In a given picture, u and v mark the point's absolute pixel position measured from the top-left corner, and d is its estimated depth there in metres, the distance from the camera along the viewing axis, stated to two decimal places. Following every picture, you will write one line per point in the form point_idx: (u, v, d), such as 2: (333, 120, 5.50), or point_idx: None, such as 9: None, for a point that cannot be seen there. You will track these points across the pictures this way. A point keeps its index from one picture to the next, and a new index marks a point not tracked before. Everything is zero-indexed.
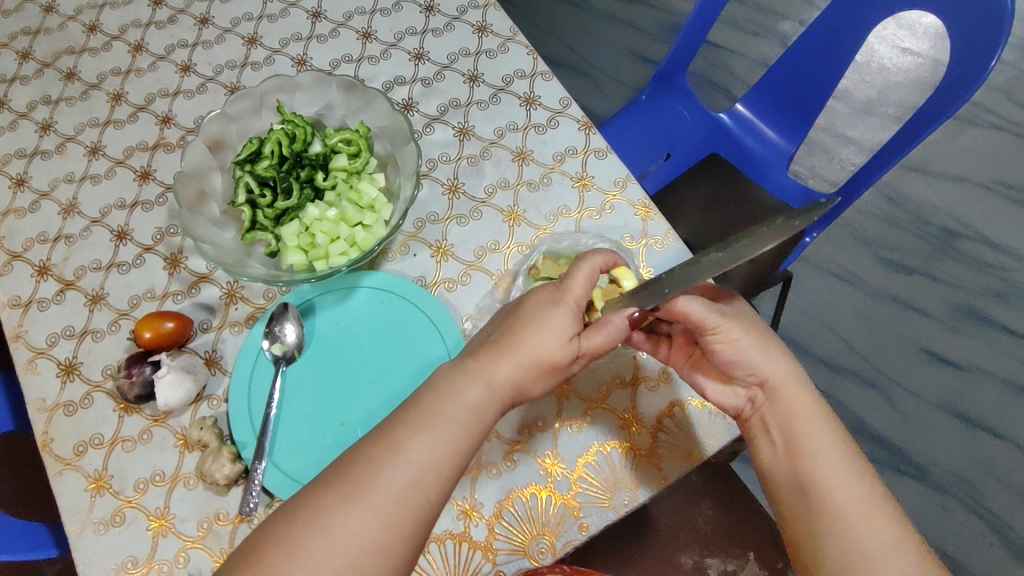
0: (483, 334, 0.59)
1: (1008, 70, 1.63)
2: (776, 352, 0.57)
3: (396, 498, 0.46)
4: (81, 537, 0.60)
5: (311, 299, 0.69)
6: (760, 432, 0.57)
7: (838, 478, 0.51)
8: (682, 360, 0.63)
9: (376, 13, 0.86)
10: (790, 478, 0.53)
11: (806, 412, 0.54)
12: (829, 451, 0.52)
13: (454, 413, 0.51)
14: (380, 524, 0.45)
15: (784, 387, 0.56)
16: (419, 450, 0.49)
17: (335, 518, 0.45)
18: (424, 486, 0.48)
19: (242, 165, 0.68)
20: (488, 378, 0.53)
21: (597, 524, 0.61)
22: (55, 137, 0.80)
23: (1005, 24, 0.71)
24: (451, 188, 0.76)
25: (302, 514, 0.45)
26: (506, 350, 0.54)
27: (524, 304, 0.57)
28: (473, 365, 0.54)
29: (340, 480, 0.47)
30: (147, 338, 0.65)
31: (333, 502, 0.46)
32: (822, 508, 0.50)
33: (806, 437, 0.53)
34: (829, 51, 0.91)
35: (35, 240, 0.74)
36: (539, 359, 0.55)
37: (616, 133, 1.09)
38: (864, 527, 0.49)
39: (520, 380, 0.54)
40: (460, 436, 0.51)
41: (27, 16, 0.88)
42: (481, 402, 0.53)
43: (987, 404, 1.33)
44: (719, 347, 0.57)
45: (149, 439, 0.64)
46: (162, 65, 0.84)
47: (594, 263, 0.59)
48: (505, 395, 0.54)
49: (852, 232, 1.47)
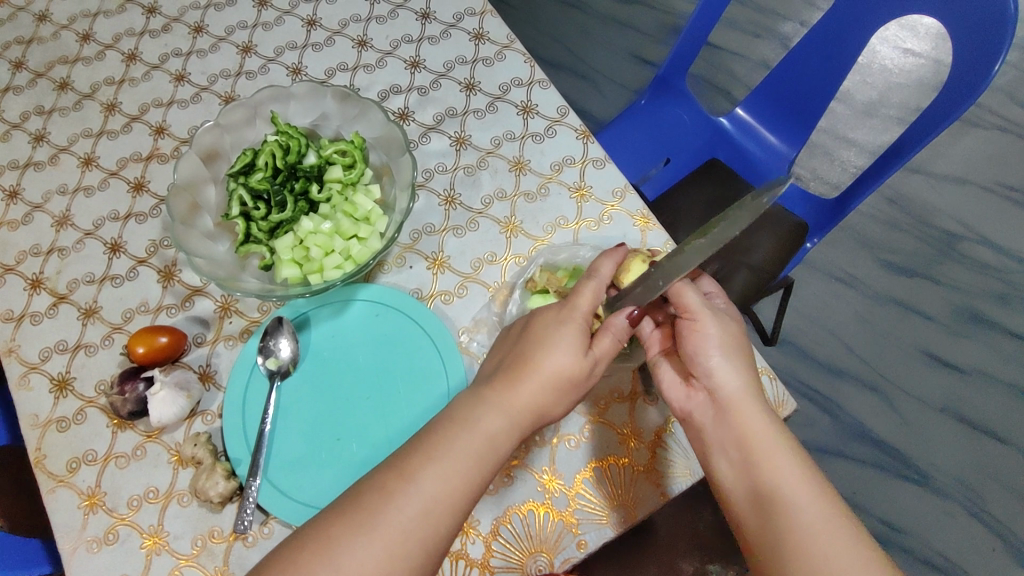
0: (495, 361, 0.59)
1: (1011, 71, 1.61)
2: (735, 359, 0.56)
3: (406, 530, 0.46)
4: (74, 556, 0.59)
5: (305, 313, 0.68)
6: (717, 448, 0.55)
7: (798, 495, 0.49)
8: (657, 348, 0.62)
9: (372, 21, 0.85)
10: (753, 500, 0.51)
11: (762, 429, 0.53)
12: (788, 468, 0.51)
13: (469, 444, 0.50)
14: (389, 553, 0.45)
15: (738, 402, 0.55)
16: (431, 480, 0.48)
17: (342, 549, 0.44)
18: (434, 518, 0.47)
19: (235, 177, 0.67)
20: (506, 406, 0.53)
21: (595, 541, 0.60)
22: (49, 148, 0.79)
23: (1008, 29, 0.70)
24: (447, 199, 0.75)
25: (311, 546, 0.45)
26: (522, 375, 0.54)
27: (535, 325, 0.57)
28: (491, 394, 0.54)
29: (350, 510, 0.47)
30: (141, 353, 0.64)
31: (344, 532, 0.45)
32: (784, 529, 0.48)
33: (763, 456, 0.52)
34: (831, 55, 0.90)
35: (29, 253, 0.73)
36: (558, 378, 0.54)
37: (615, 139, 1.08)
38: (829, 542, 0.46)
39: (540, 404, 0.54)
40: (475, 468, 0.50)
41: (20, 25, 0.88)
42: (499, 431, 0.52)
43: (989, 408, 1.32)
44: (691, 335, 0.57)
45: (143, 455, 0.63)
46: (156, 74, 0.83)
47: (596, 281, 0.58)
48: (525, 420, 0.53)
49: (854, 235, 1.46)
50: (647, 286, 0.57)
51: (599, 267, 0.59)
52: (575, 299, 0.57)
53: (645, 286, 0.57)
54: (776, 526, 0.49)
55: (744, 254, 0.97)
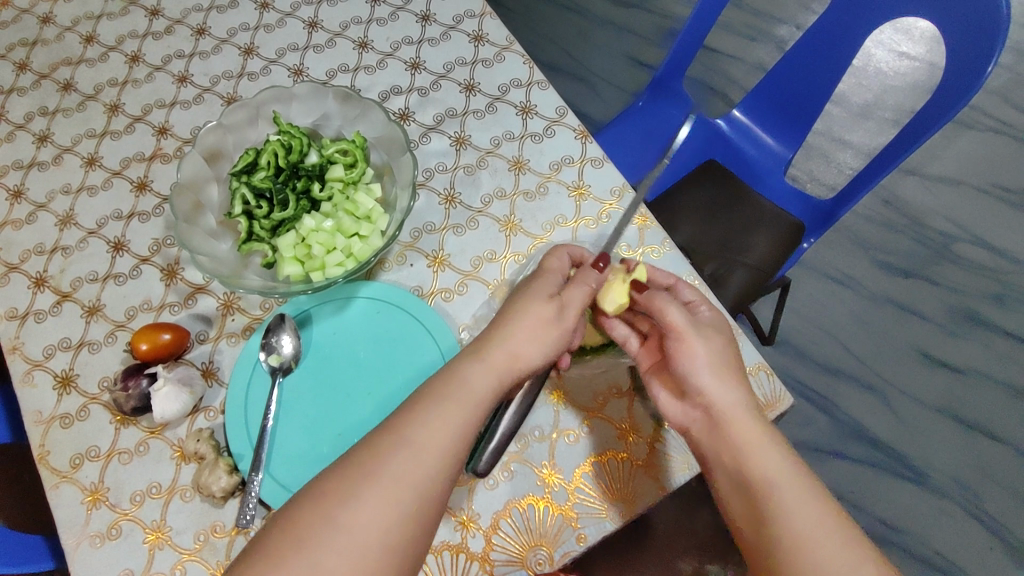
0: (483, 330, 0.61)
1: (1006, 74, 1.63)
2: (727, 373, 0.57)
3: (398, 477, 0.47)
4: (78, 550, 0.60)
5: (307, 310, 0.69)
6: (713, 459, 0.55)
7: (792, 505, 0.50)
8: (648, 364, 0.64)
9: (373, 23, 0.87)
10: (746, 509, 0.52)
11: (754, 438, 0.53)
12: (784, 476, 0.51)
13: (451, 391, 0.52)
14: (382, 500, 0.46)
15: (730, 414, 0.55)
16: (417, 428, 0.49)
17: (334, 500, 0.46)
18: (425, 464, 0.48)
19: (238, 176, 0.67)
20: (484, 354, 0.54)
21: (594, 535, 0.60)
22: (52, 148, 0.80)
23: (1001, 31, 0.71)
24: (447, 198, 0.76)
25: (305, 503, 0.46)
26: (499, 327, 0.56)
27: (514, 291, 0.61)
28: (471, 348, 0.56)
29: (344, 466, 0.48)
30: (144, 350, 0.65)
31: (337, 487, 0.47)
32: (776, 536, 0.49)
33: (756, 468, 0.52)
34: (827, 55, 0.91)
35: (32, 252, 0.74)
36: (536, 326, 0.56)
37: (613, 140, 1.10)
38: (819, 555, 0.47)
39: (520, 350, 0.55)
40: (459, 411, 0.51)
41: (24, 27, 0.89)
42: (481, 376, 0.53)
43: (986, 407, 1.33)
44: (679, 353, 0.58)
45: (146, 451, 0.64)
46: (159, 76, 0.84)
47: (560, 250, 0.63)
48: (505, 364, 0.54)
49: (850, 236, 1.47)
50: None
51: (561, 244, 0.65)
52: (546, 264, 0.61)
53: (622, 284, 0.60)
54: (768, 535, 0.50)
55: (741, 254, 0.99)
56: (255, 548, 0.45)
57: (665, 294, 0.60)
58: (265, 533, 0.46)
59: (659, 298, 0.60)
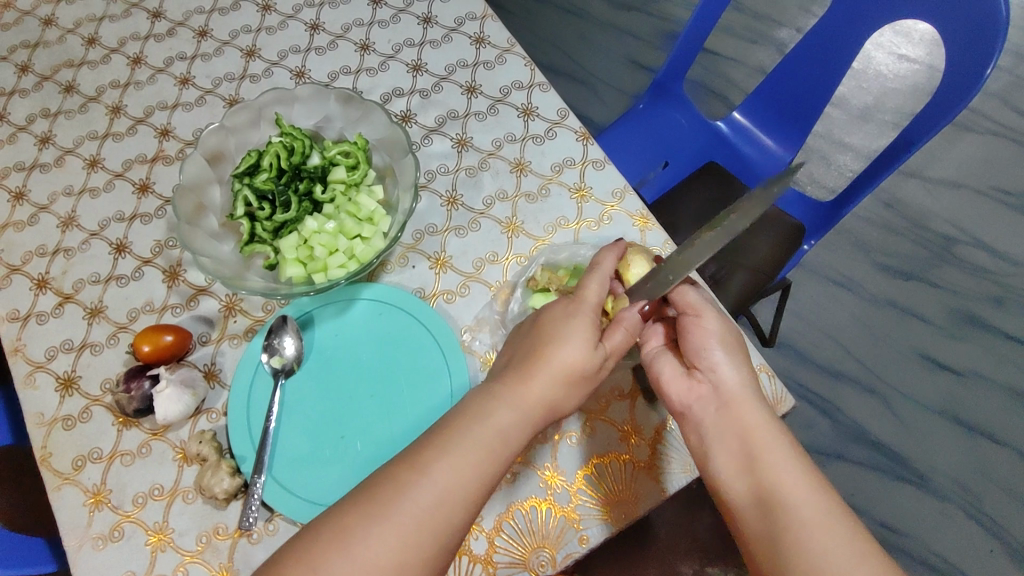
0: (505, 358, 0.59)
1: (1005, 76, 1.63)
2: (736, 358, 0.58)
3: (420, 520, 0.47)
4: (80, 552, 0.60)
5: (310, 312, 0.69)
6: (716, 442, 0.55)
7: (796, 492, 0.50)
8: (656, 343, 0.64)
9: (374, 25, 0.87)
10: (752, 493, 0.51)
11: (759, 422, 0.54)
12: (788, 461, 0.52)
13: (482, 436, 0.51)
14: (402, 543, 0.46)
15: (737, 397, 0.56)
16: (444, 471, 0.49)
17: (354, 536, 0.45)
18: (446, 510, 0.48)
19: (240, 178, 0.68)
20: (519, 401, 0.53)
21: (597, 536, 0.61)
22: (55, 150, 0.80)
23: (1000, 33, 0.71)
24: (449, 200, 0.76)
25: (325, 535, 0.46)
26: (534, 368, 0.55)
27: (546, 318, 0.58)
28: (504, 388, 0.54)
29: (365, 501, 0.47)
30: (146, 351, 0.65)
31: (358, 521, 0.46)
32: (784, 518, 0.49)
33: (762, 451, 0.53)
34: (827, 58, 0.91)
35: (35, 253, 0.74)
36: (570, 372, 0.55)
37: (614, 141, 1.09)
38: (825, 538, 0.46)
39: (552, 398, 0.55)
40: (487, 460, 0.51)
41: (27, 29, 0.89)
42: (511, 423, 0.53)
43: (986, 409, 1.33)
44: (695, 328, 0.60)
45: (148, 453, 0.64)
46: (161, 78, 0.84)
47: (600, 278, 0.59)
48: (537, 414, 0.54)
49: (850, 238, 1.48)
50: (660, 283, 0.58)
51: (603, 258, 0.61)
52: (584, 296, 0.58)
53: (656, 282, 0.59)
54: (774, 520, 0.49)
55: (742, 257, 0.99)
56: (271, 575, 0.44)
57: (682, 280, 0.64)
58: (281, 558, 0.45)
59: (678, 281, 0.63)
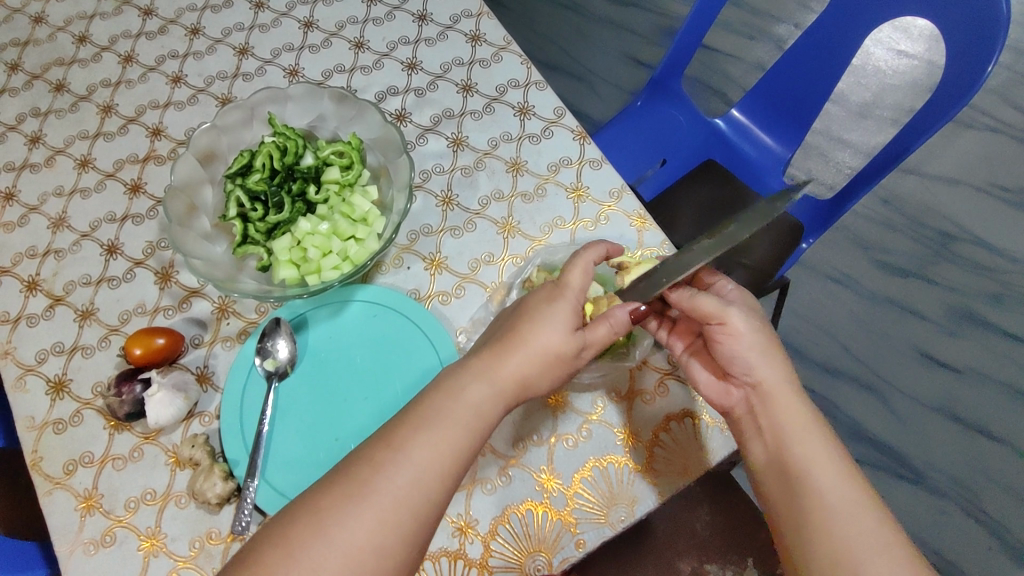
0: (488, 335, 0.60)
1: (1004, 72, 1.63)
2: (772, 359, 0.57)
3: (398, 499, 0.47)
4: (71, 558, 0.59)
5: (303, 313, 0.68)
6: (753, 434, 0.57)
7: (825, 480, 0.51)
8: (681, 347, 0.65)
9: (369, 22, 0.86)
10: (779, 480, 0.53)
11: (797, 418, 0.55)
12: (819, 454, 0.52)
13: (457, 412, 0.51)
14: (380, 522, 0.46)
15: (776, 392, 0.56)
16: (421, 451, 0.49)
17: (333, 519, 0.45)
18: (424, 487, 0.48)
19: (232, 178, 0.67)
20: (493, 375, 0.54)
21: (594, 540, 0.60)
22: (44, 150, 0.79)
23: (1001, 30, 0.70)
24: (444, 200, 0.75)
25: (303, 516, 0.46)
26: (511, 348, 0.55)
27: (529, 302, 0.58)
28: (478, 364, 0.54)
29: (342, 482, 0.47)
30: (138, 355, 0.64)
31: (335, 502, 0.46)
32: (806, 508, 0.50)
33: (794, 439, 0.54)
34: (826, 54, 0.90)
35: (24, 255, 0.73)
36: (547, 354, 0.55)
37: (612, 140, 1.09)
38: (849, 528, 0.48)
39: (526, 374, 0.55)
40: (462, 435, 0.51)
41: (16, 27, 0.87)
42: (486, 398, 0.53)
43: (984, 406, 1.33)
44: (724, 338, 0.58)
45: (140, 457, 0.63)
46: (153, 76, 0.83)
47: (586, 262, 0.59)
48: (510, 389, 0.54)
49: (849, 235, 1.47)
50: (653, 282, 0.58)
51: (586, 249, 0.60)
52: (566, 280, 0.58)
53: (649, 281, 0.58)
54: (799, 503, 0.51)
55: (741, 255, 0.98)
56: (246, 565, 0.43)
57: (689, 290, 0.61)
58: (255, 542, 0.45)
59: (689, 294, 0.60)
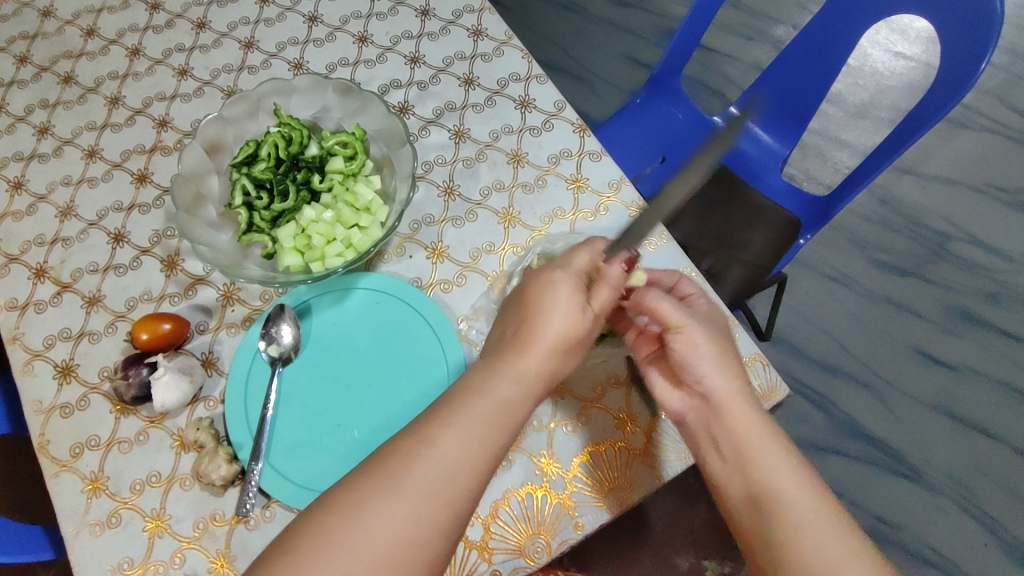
0: (498, 328, 0.60)
1: (1000, 74, 1.64)
2: (726, 368, 0.57)
3: (429, 492, 0.48)
4: (77, 538, 0.60)
5: (307, 301, 0.69)
6: (710, 448, 0.56)
7: (786, 494, 0.51)
8: (646, 352, 0.64)
9: (372, 17, 0.87)
10: (742, 495, 0.53)
11: (754, 430, 0.54)
12: (778, 467, 0.52)
13: (485, 406, 0.52)
14: (414, 515, 0.47)
15: (731, 405, 0.55)
16: (450, 444, 0.50)
17: (364, 513, 0.46)
18: (456, 481, 0.49)
19: (238, 167, 0.68)
20: (516, 367, 0.54)
21: (592, 523, 0.61)
22: (53, 140, 0.80)
23: (994, 27, 0.72)
24: (446, 190, 0.76)
25: (334, 509, 0.47)
26: (532, 339, 0.55)
27: (530, 288, 0.58)
28: (503, 358, 0.55)
29: (373, 476, 0.48)
30: (144, 339, 0.65)
31: (364, 498, 0.47)
32: (772, 523, 0.50)
33: (753, 452, 0.53)
34: (822, 53, 0.91)
35: (33, 242, 0.74)
36: (563, 339, 0.55)
37: (611, 136, 1.10)
38: (815, 540, 0.48)
39: (551, 365, 0.55)
40: (491, 430, 0.51)
41: (25, 20, 0.89)
42: (512, 391, 0.54)
43: (980, 404, 1.34)
44: (682, 347, 0.58)
45: (145, 440, 0.64)
46: (159, 69, 0.84)
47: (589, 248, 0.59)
48: (537, 382, 0.55)
49: (846, 234, 1.48)
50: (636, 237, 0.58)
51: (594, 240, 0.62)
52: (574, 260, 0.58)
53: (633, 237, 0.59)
54: (764, 518, 0.51)
55: (739, 250, 0.99)
56: (283, 559, 0.45)
57: (656, 291, 0.59)
58: (289, 537, 0.46)
59: (649, 298, 0.59)
